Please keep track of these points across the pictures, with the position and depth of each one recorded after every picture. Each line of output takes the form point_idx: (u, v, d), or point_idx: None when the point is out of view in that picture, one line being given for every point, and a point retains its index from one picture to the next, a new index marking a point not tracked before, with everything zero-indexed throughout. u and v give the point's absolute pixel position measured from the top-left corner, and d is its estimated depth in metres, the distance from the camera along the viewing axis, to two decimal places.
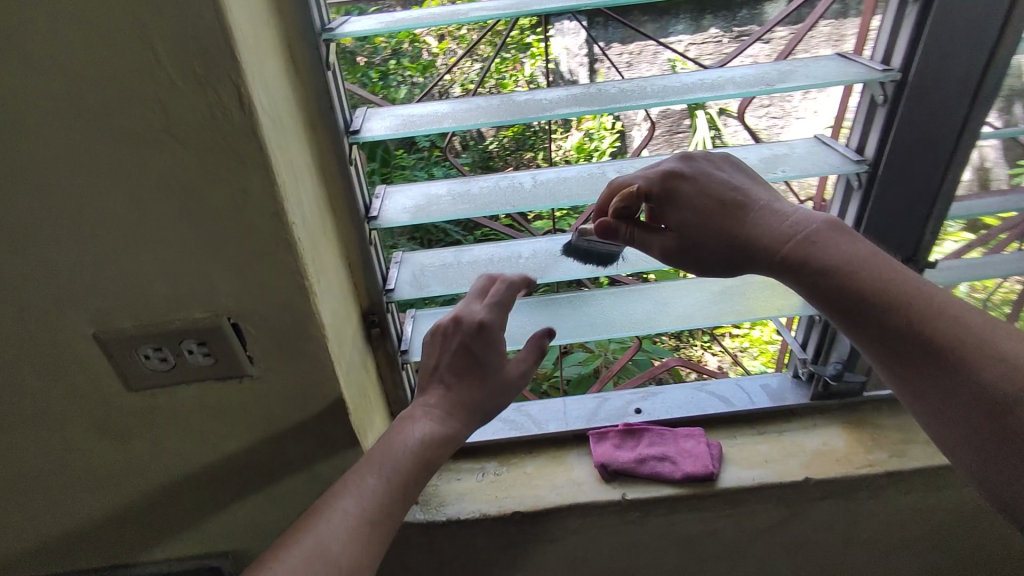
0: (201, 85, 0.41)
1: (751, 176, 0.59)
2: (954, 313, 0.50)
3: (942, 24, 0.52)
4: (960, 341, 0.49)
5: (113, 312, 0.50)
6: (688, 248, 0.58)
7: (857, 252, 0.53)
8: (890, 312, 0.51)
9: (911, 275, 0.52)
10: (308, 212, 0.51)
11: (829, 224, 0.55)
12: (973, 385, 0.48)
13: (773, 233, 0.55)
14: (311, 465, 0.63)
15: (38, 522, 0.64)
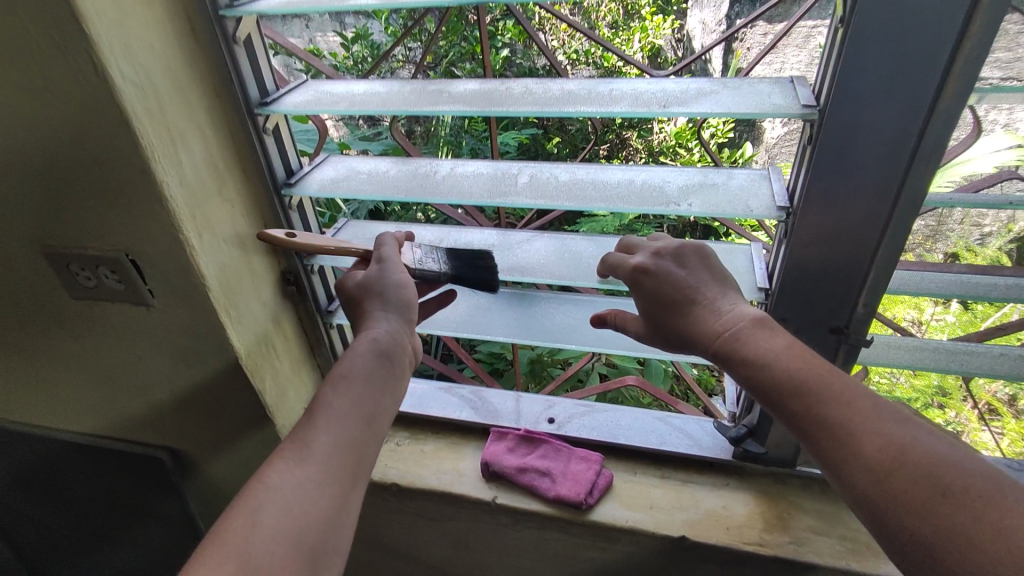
0: (62, 52, 0.46)
1: (711, 270, 0.55)
2: (832, 386, 0.46)
3: (866, 59, 0.42)
4: (843, 419, 0.44)
5: (42, 231, 0.60)
6: (659, 335, 0.56)
7: (778, 353, 0.49)
8: (790, 399, 0.47)
9: (799, 352, 0.48)
10: (193, 172, 0.56)
11: (751, 321, 0.51)
12: (856, 464, 0.42)
13: (704, 332, 0.52)
14: (214, 392, 0.71)
15: (28, 382, 0.79)
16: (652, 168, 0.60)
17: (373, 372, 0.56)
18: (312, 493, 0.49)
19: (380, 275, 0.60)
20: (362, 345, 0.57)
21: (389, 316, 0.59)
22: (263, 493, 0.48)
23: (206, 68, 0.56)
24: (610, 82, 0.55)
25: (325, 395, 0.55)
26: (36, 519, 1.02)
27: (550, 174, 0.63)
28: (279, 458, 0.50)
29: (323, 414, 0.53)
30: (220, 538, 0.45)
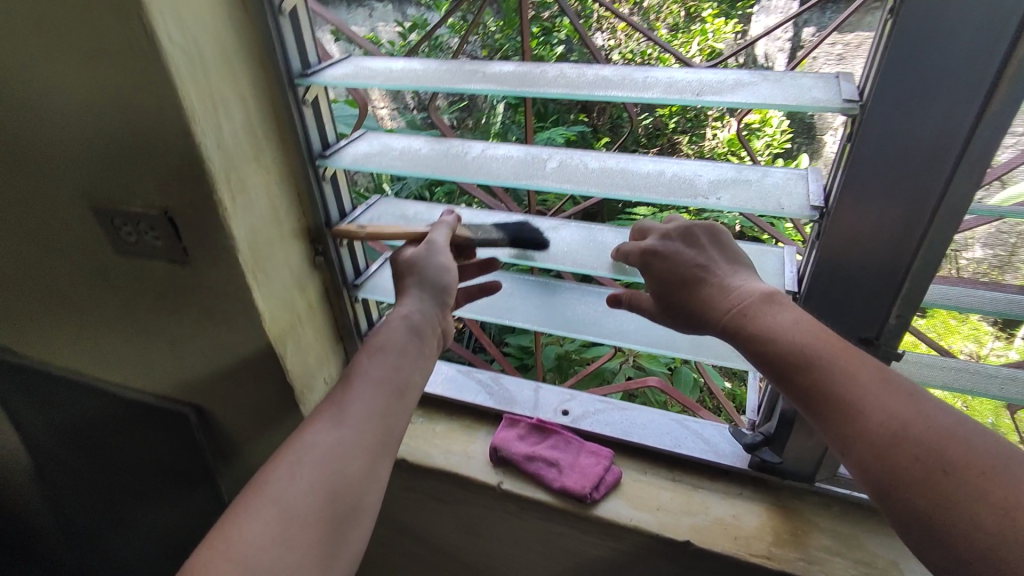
0: (115, 14, 0.49)
1: (723, 248, 0.56)
2: (843, 366, 0.46)
3: (912, 54, 0.40)
4: (852, 394, 0.45)
5: (91, 186, 0.63)
6: (668, 313, 0.56)
7: (786, 329, 0.48)
8: (799, 372, 0.47)
9: (807, 327, 0.48)
10: (233, 137, 0.59)
11: (761, 296, 0.51)
12: (860, 439, 0.43)
13: (714, 308, 0.52)
14: (240, 352, 0.74)
15: (75, 329, 0.84)
16: (684, 162, 0.59)
17: (406, 347, 0.58)
18: (345, 455, 0.51)
19: (428, 255, 0.60)
20: (398, 322, 0.59)
21: (424, 296, 0.60)
22: (302, 452, 0.51)
23: (251, 37, 0.58)
24: (646, 70, 0.54)
25: (364, 364, 0.57)
26: (74, 466, 1.08)
27: (579, 161, 0.62)
28: (316, 420, 0.54)
29: (358, 381, 0.56)
30: (263, 489, 0.49)
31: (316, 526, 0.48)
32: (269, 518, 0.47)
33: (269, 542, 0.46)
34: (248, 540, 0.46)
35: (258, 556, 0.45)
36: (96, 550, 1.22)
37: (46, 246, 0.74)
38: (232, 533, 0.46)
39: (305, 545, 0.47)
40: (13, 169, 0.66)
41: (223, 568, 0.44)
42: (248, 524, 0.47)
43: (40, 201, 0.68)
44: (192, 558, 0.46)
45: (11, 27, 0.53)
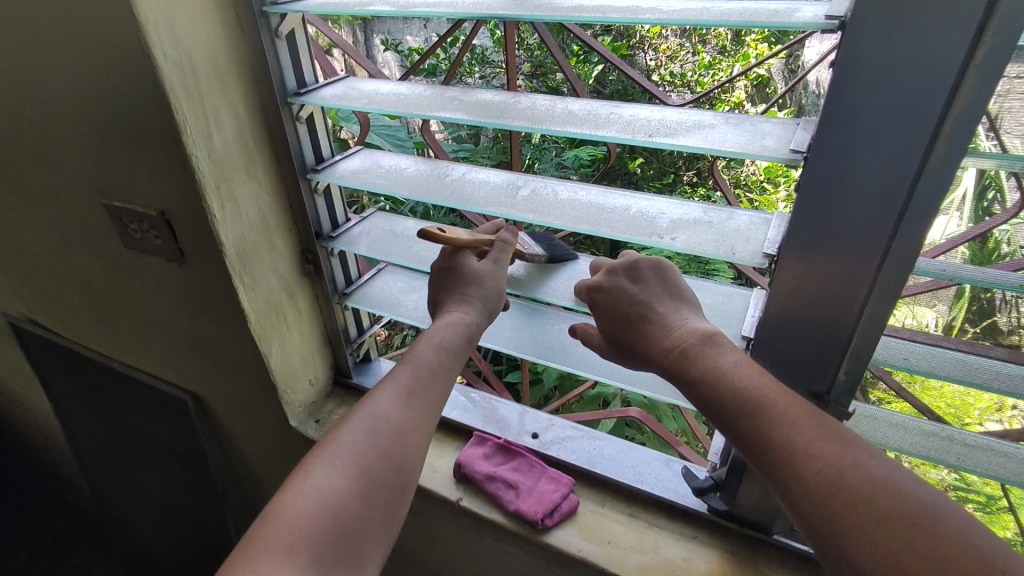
0: (122, 36, 0.54)
1: (666, 284, 0.56)
2: (779, 410, 0.45)
3: (843, 111, 0.40)
4: (791, 437, 0.44)
5: (106, 186, 0.70)
6: (617, 349, 0.57)
7: (725, 371, 0.48)
8: (735, 417, 0.47)
9: (745, 370, 0.48)
10: (223, 149, 0.63)
11: (700, 338, 0.51)
12: (799, 485, 0.43)
13: (657, 348, 0.52)
14: (229, 348, 0.78)
15: (96, 312, 0.91)
16: (654, 198, 0.58)
17: (462, 349, 0.60)
18: (410, 433, 0.55)
19: (491, 273, 0.62)
20: (458, 327, 0.60)
21: (479, 309, 0.61)
22: (371, 420, 0.55)
23: (248, 58, 0.63)
24: (614, 106, 0.55)
25: (422, 352, 0.59)
26: (99, 433, 1.17)
27: (552, 190, 0.63)
28: (383, 391, 0.57)
29: (421, 366, 0.58)
30: (337, 448, 0.54)
31: (382, 489, 0.53)
32: (345, 474, 0.52)
33: (345, 497, 0.51)
34: (326, 491, 0.50)
35: (335, 508, 0.50)
36: (120, 508, 1.32)
37: (72, 236, 0.81)
38: (314, 482, 0.51)
39: (373, 505, 0.52)
40: (43, 163, 0.73)
41: (307, 512, 0.49)
42: (327, 477, 0.51)
43: (67, 196, 0.75)
44: (277, 497, 0.51)
45: (41, 41, 0.60)
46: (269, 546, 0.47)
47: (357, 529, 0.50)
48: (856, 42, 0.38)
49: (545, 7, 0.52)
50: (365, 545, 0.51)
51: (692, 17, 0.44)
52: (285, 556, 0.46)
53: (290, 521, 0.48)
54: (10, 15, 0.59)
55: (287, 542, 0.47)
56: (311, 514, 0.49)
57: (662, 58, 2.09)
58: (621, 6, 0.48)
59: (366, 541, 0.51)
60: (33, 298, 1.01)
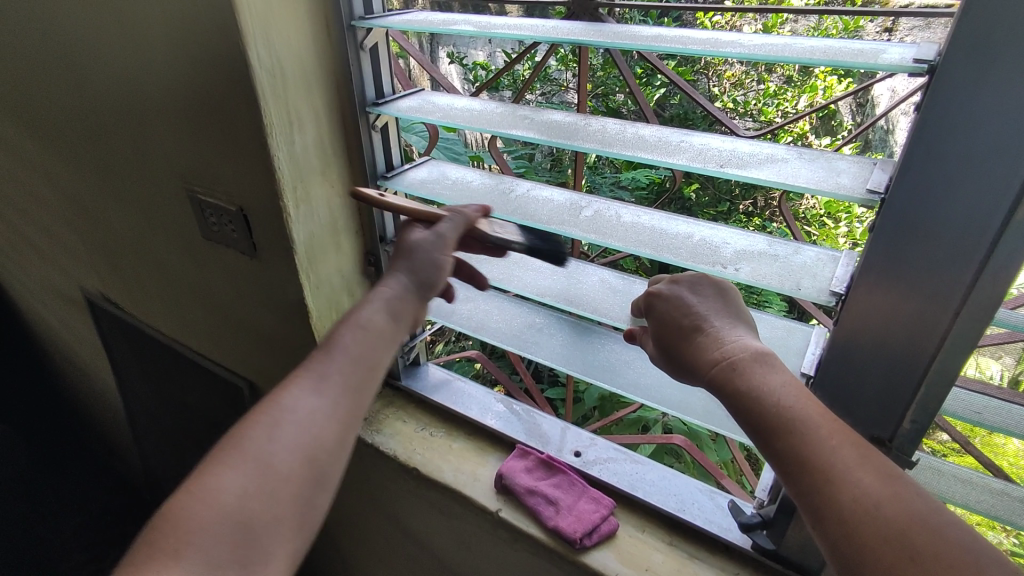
0: (225, 45, 0.58)
1: (726, 302, 0.54)
2: (821, 432, 0.44)
3: (927, 149, 0.40)
4: (828, 460, 0.43)
5: (191, 180, 0.75)
6: (663, 358, 0.55)
7: (772, 389, 0.47)
8: (773, 434, 0.45)
9: (799, 393, 0.46)
10: (303, 151, 0.67)
11: (752, 355, 0.49)
12: (832, 513, 0.41)
13: (704, 358, 0.51)
14: (289, 341, 0.82)
15: (168, 295, 0.97)
16: (718, 227, 0.59)
17: (387, 329, 0.57)
18: (319, 426, 0.51)
19: (431, 246, 0.59)
20: (378, 301, 0.57)
21: (407, 283, 0.59)
22: (280, 414, 0.50)
23: (334, 69, 0.66)
24: (685, 134, 0.56)
25: (341, 334, 0.55)
26: (157, 412, 1.23)
27: (614, 212, 0.63)
28: (299, 381, 0.52)
29: (340, 349, 0.54)
30: (240, 447, 0.48)
31: (292, 488, 0.49)
32: (245, 475, 0.47)
33: (247, 499, 0.46)
34: (226, 495, 0.46)
35: (237, 514, 0.46)
36: (169, 485, 1.39)
37: (155, 224, 0.87)
38: (208, 484, 0.46)
39: (277, 503, 0.48)
40: (139, 154, 0.79)
41: (201, 520, 0.44)
42: (228, 479, 0.47)
43: (155, 186, 0.81)
44: (167, 502, 0.46)
45: (150, 44, 0.65)
46: (161, 555, 0.42)
47: (265, 532, 0.46)
48: (946, 85, 0.38)
49: (624, 34, 0.53)
50: (273, 550, 0.47)
51: (774, 52, 0.44)
52: (185, 567, 0.42)
53: (182, 527, 0.44)
54: (126, 19, 0.65)
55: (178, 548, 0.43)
56: (209, 521, 0.45)
57: (726, 84, 2.08)
58: (702, 38, 0.49)
59: (274, 544, 0.47)
60: (112, 278, 1.08)
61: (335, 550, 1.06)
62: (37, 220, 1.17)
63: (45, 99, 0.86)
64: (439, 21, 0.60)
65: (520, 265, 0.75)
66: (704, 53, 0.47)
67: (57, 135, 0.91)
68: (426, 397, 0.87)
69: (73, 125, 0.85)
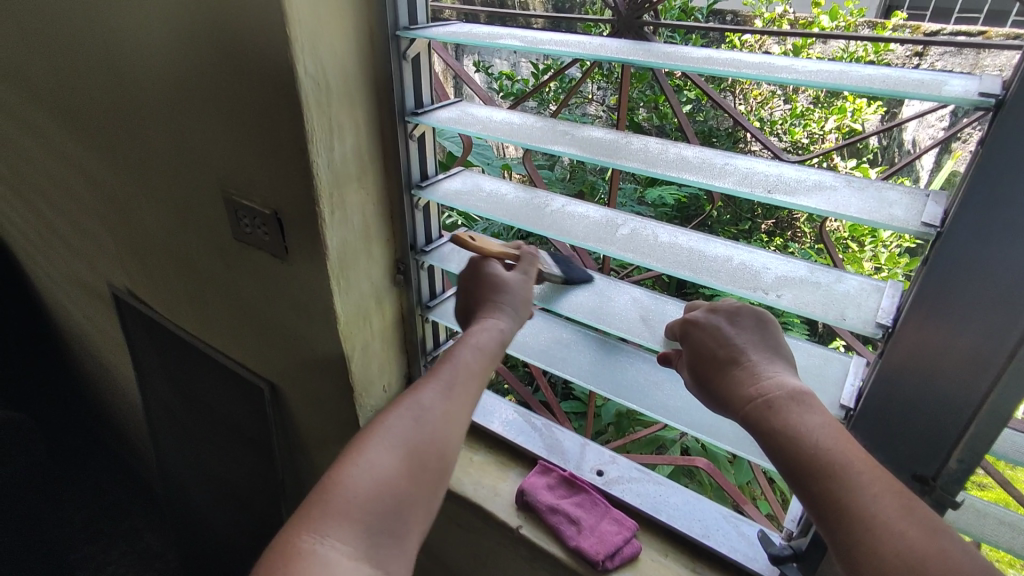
0: (272, 51, 0.59)
1: (765, 336, 0.54)
2: (861, 478, 0.43)
3: (990, 186, 0.39)
4: (865, 507, 0.42)
5: (226, 181, 0.75)
6: (699, 387, 0.55)
7: (810, 431, 0.46)
8: (810, 476, 0.45)
9: (837, 435, 0.46)
10: (341, 159, 0.67)
11: (788, 393, 0.49)
12: (868, 564, 0.40)
13: (739, 392, 0.51)
14: (314, 345, 0.82)
15: (194, 293, 0.98)
16: (757, 251, 0.58)
17: (496, 352, 0.62)
18: (451, 426, 0.56)
19: (522, 283, 0.66)
20: (493, 331, 0.62)
21: (513, 315, 0.64)
22: (417, 409, 0.56)
23: (376, 78, 0.67)
24: (729, 157, 0.55)
25: (460, 353, 0.60)
26: (175, 408, 1.24)
27: (651, 232, 0.63)
28: (429, 381, 0.58)
29: (461, 364, 0.60)
30: (388, 431, 0.54)
31: (432, 473, 0.54)
32: (396, 455, 0.53)
33: (395, 476, 0.52)
34: (379, 472, 0.51)
35: (391, 488, 0.51)
36: (183, 481, 1.39)
37: (187, 223, 0.87)
38: (368, 458, 0.52)
39: (423, 485, 0.53)
40: (175, 153, 0.80)
41: (362, 486, 0.50)
42: (382, 456, 0.52)
43: (188, 185, 0.82)
44: (329, 472, 0.51)
45: (196, 46, 0.66)
46: (328, 517, 0.48)
47: (409, 506, 0.52)
48: (1013, 121, 0.37)
49: (672, 55, 0.53)
50: (417, 526, 0.52)
51: (833, 80, 0.44)
52: (350, 529, 0.48)
53: (348, 490, 0.50)
54: (176, 21, 0.65)
55: (343, 512, 0.49)
56: (369, 490, 0.50)
57: (753, 103, 2.05)
58: (754, 62, 0.48)
59: (417, 522, 0.52)
60: (139, 273, 1.09)
61: None
62: (68, 212, 1.18)
63: (88, 97, 0.88)
64: (483, 33, 0.61)
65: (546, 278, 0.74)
66: (759, 77, 0.46)
67: (95, 131, 0.92)
68: None
69: (113, 122, 0.87)
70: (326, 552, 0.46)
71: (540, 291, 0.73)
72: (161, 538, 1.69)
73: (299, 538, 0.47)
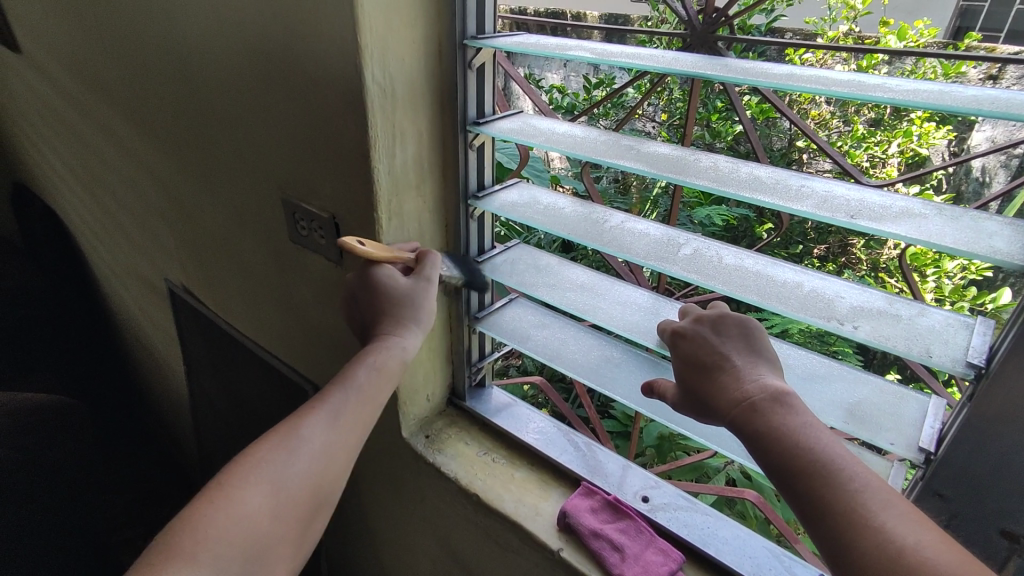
0: (342, 57, 0.59)
1: (750, 339, 0.52)
2: (840, 474, 0.42)
3: None
4: (844, 502, 0.40)
5: (286, 185, 0.76)
6: (687, 399, 0.54)
7: (790, 432, 0.44)
8: (793, 476, 0.43)
9: (820, 434, 0.44)
10: (402, 167, 0.67)
11: (770, 395, 0.47)
12: (856, 560, 0.39)
13: (723, 399, 0.50)
14: (361, 349, 0.82)
15: (246, 292, 1.00)
16: (830, 278, 0.55)
17: (390, 376, 0.64)
18: (328, 462, 0.59)
19: (421, 292, 0.66)
20: (396, 351, 0.64)
21: (412, 332, 0.66)
22: (295, 442, 0.58)
23: (441, 86, 0.67)
24: (806, 179, 0.52)
25: (358, 377, 0.62)
26: (220, 404, 1.27)
27: (716, 253, 0.60)
28: (312, 415, 0.60)
29: (351, 390, 0.61)
30: (259, 466, 0.56)
31: (297, 511, 0.57)
32: (264, 494, 0.55)
33: (264, 518, 0.54)
34: (249, 509, 0.53)
35: (255, 529, 0.53)
36: (222, 475, 1.42)
37: (244, 223, 0.89)
38: (236, 498, 0.53)
39: (285, 523, 0.56)
40: (238, 156, 0.82)
41: (223, 530, 0.52)
42: (248, 495, 0.54)
43: (249, 187, 0.83)
44: (198, 501, 0.53)
45: (267, 52, 0.67)
46: (187, 552, 0.49)
47: (269, 543, 0.55)
48: None
49: (751, 71, 0.51)
50: (274, 559, 0.55)
51: (933, 101, 0.41)
52: (208, 565, 0.50)
53: (209, 532, 0.51)
54: (252, 27, 0.67)
55: (209, 546, 0.50)
56: (230, 532, 0.52)
57: (811, 124, 1.96)
58: (843, 80, 0.46)
59: (275, 554, 0.55)
60: (196, 270, 1.12)
61: (379, 563, 1.05)
62: (133, 209, 1.23)
63: (160, 100, 0.91)
64: (552, 45, 0.60)
65: (601, 296, 0.72)
66: (850, 96, 0.44)
67: (164, 132, 0.95)
68: (489, 421, 0.86)
69: (182, 124, 0.89)
70: None
71: (595, 308, 0.70)
72: None
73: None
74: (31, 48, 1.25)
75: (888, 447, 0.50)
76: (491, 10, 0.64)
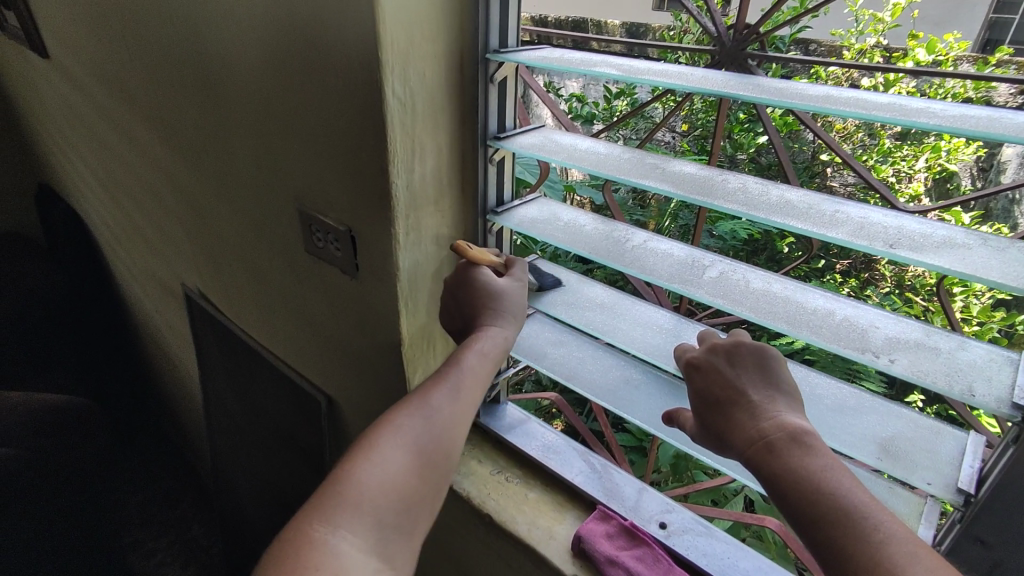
0: (362, 71, 0.58)
1: (767, 372, 0.50)
2: (863, 523, 0.39)
3: None
4: (867, 554, 0.38)
5: (303, 196, 0.76)
6: (704, 433, 0.52)
7: (809, 475, 0.43)
8: (815, 524, 0.41)
9: (842, 479, 0.42)
10: (420, 181, 0.66)
11: (789, 434, 0.46)
12: None
13: (740, 437, 0.48)
14: (374, 362, 0.81)
15: (261, 300, 0.99)
16: (862, 306, 0.52)
17: (496, 359, 0.64)
18: (453, 429, 0.60)
19: (514, 290, 0.67)
20: (496, 339, 0.64)
21: (510, 322, 0.66)
22: (426, 410, 0.59)
23: (461, 99, 0.65)
24: (839, 204, 0.50)
25: (466, 358, 0.63)
26: (233, 410, 1.26)
27: (741, 277, 0.58)
28: (438, 385, 0.61)
29: (467, 369, 0.62)
30: (399, 429, 0.57)
31: (431, 474, 0.57)
32: (404, 456, 0.56)
33: (403, 476, 0.55)
34: (390, 468, 0.54)
35: (398, 486, 0.54)
36: (233, 479, 1.42)
37: (261, 232, 0.89)
38: (380, 455, 0.55)
39: (422, 483, 0.56)
40: (257, 166, 0.81)
41: (373, 487, 0.53)
42: (389, 454, 0.55)
43: (266, 196, 0.83)
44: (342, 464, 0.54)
45: (288, 63, 0.66)
46: (342, 506, 0.50)
47: (412, 504, 0.55)
48: None
49: (785, 91, 0.49)
50: (415, 525, 0.55)
51: (981, 129, 0.39)
52: (365, 517, 0.51)
53: (358, 487, 0.52)
54: (273, 39, 0.66)
55: (361, 499, 0.51)
56: (377, 489, 0.53)
57: (835, 137, 1.93)
58: (884, 104, 0.44)
59: (415, 519, 0.55)
60: (212, 276, 1.12)
61: None
62: (152, 214, 1.23)
63: (181, 107, 0.91)
64: (576, 61, 0.58)
65: (621, 316, 0.70)
66: (893, 121, 0.42)
67: (185, 139, 0.95)
68: (502, 438, 0.84)
69: (202, 131, 0.89)
70: (338, 544, 0.48)
71: (614, 329, 0.68)
72: (207, 531, 1.72)
73: (311, 528, 0.49)
74: (57, 52, 1.27)
75: (925, 487, 0.47)
76: (515, 22, 0.63)
